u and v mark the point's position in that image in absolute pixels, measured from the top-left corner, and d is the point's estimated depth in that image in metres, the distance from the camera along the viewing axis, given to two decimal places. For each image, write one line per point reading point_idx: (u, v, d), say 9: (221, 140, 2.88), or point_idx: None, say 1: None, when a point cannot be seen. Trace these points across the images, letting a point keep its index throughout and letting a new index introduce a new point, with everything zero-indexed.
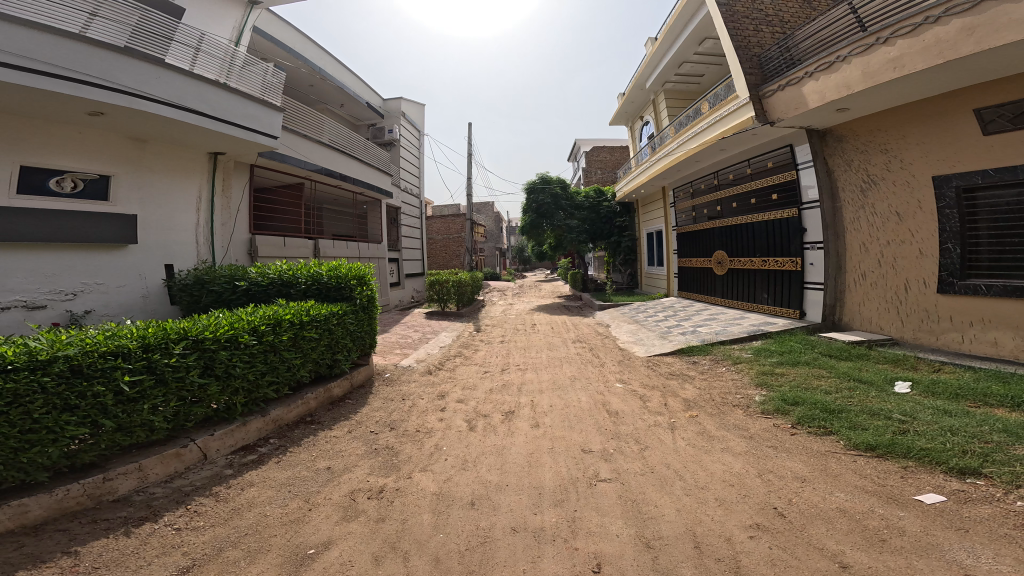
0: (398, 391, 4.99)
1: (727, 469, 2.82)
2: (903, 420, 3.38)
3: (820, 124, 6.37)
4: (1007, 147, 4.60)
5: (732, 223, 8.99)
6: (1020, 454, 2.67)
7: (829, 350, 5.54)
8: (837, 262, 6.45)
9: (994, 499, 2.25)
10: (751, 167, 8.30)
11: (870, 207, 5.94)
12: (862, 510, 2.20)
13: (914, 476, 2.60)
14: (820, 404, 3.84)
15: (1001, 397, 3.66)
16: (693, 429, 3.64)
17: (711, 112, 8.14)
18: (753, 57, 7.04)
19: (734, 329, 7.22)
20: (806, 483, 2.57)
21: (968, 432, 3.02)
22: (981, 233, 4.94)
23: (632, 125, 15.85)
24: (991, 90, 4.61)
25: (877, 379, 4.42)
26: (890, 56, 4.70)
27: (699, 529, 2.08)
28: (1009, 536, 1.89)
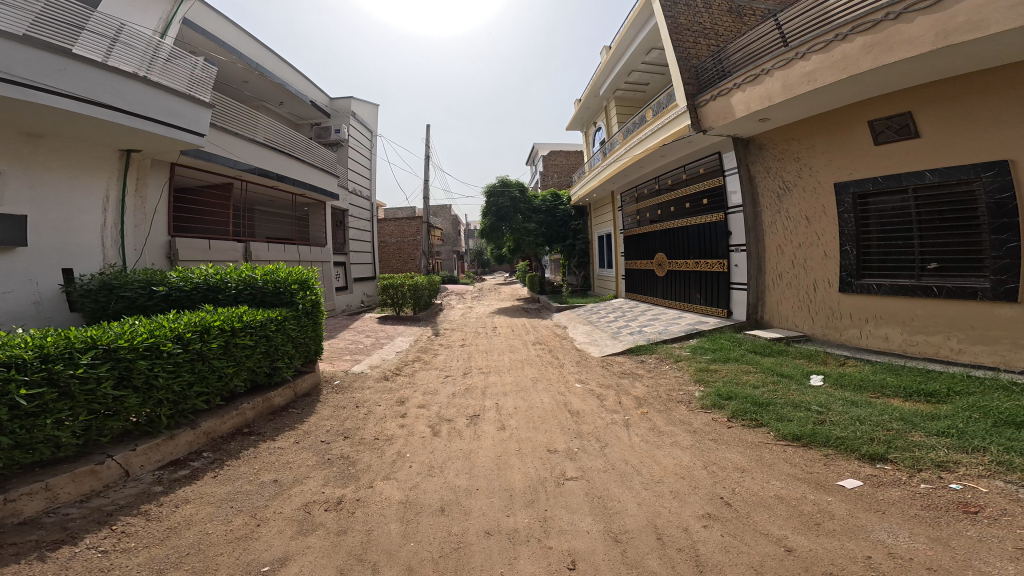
0: (351, 398, 4.81)
1: (678, 462, 3.03)
2: (820, 411, 3.79)
3: (744, 133, 6.92)
4: (892, 157, 5.18)
5: (671, 227, 9.55)
6: (915, 440, 3.08)
7: (755, 347, 6.06)
8: (759, 263, 7.07)
9: (901, 482, 2.59)
10: (686, 173, 8.88)
11: (784, 211, 6.58)
12: (797, 496, 2.46)
13: (834, 463, 2.93)
14: (750, 398, 4.20)
15: (896, 389, 4.18)
16: (645, 426, 3.85)
17: (654, 119, 8.61)
18: (691, 68, 7.46)
19: (674, 328, 7.68)
20: (745, 473, 2.81)
21: (873, 421, 3.45)
22: (871, 236, 5.55)
23: (587, 131, 16.33)
24: (881, 106, 5.20)
25: (796, 374, 4.91)
26: (806, 70, 5.19)
27: (660, 521, 2.22)
28: (918, 516, 2.19)
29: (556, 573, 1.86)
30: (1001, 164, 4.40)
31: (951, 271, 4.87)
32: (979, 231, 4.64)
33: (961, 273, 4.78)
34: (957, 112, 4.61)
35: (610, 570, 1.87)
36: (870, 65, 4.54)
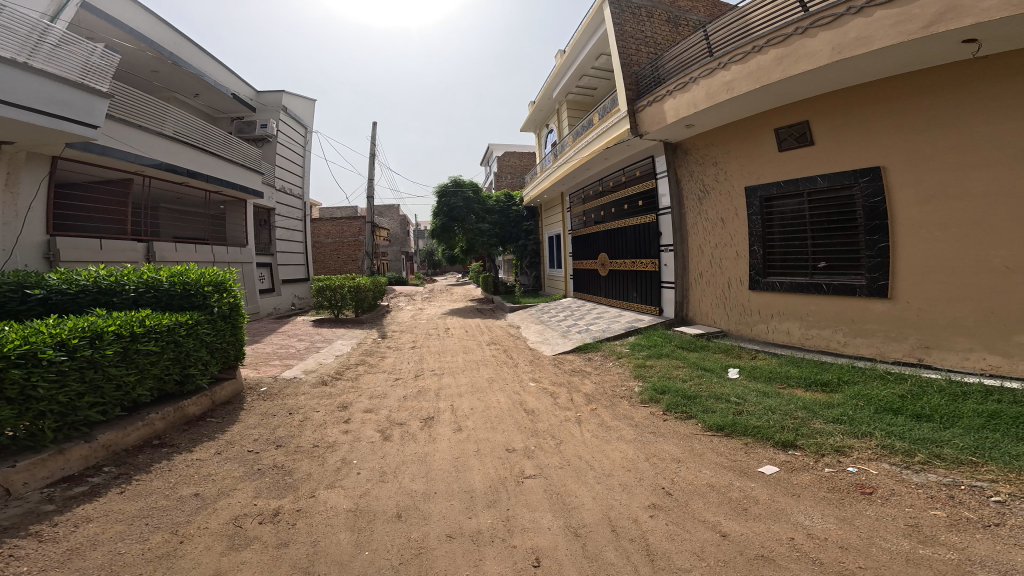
0: (283, 405, 4.57)
1: (623, 455, 3.23)
2: (738, 402, 4.21)
3: (673, 138, 7.44)
4: (791, 163, 5.81)
5: (613, 227, 10.01)
6: (816, 427, 3.53)
7: (682, 343, 6.55)
8: (684, 263, 7.63)
9: (810, 467, 2.97)
10: (625, 175, 9.35)
11: (705, 213, 7.14)
12: (725, 484, 2.74)
13: (753, 451, 3.29)
14: (681, 392, 4.55)
15: (798, 380, 4.74)
16: (594, 421, 4.05)
17: (599, 122, 9.00)
18: (632, 73, 7.87)
19: (615, 326, 8.10)
20: (680, 463, 3.07)
21: (782, 410, 3.90)
22: (774, 237, 6.16)
23: (540, 132, 16.57)
24: (782, 116, 5.83)
25: (716, 368, 5.39)
26: (726, 79, 5.67)
27: (612, 514, 2.38)
28: (826, 498, 2.54)
29: (522, 571, 1.93)
30: (873, 171, 4.99)
31: (836, 269, 5.48)
32: (857, 232, 5.24)
33: (844, 271, 5.39)
34: (841, 124, 5.23)
35: (572, 564, 1.97)
36: (781, 76, 5.02)
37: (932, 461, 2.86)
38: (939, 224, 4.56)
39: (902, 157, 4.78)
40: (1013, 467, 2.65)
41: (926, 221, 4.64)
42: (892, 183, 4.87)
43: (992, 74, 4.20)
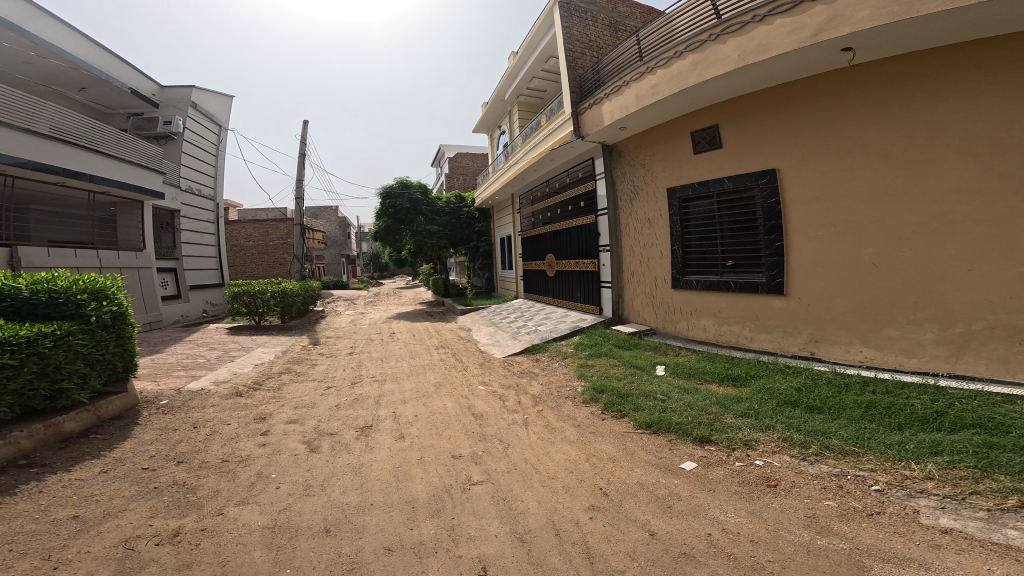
0: (187, 419, 4.11)
1: (566, 458, 3.34)
2: (664, 399, 4.50)
3: (610, 140, 7.82)
4: (704, 165, 6.29)
5: (557, 229, 10.28)
6: (728, 421, 3.87)
7: (619, 341, 6.88)
8: (620, 264, 8.03)
9: (724, 461, 3.24)
10: (569, 177, 9.64)
11: (637, 215, 7.54)
12: (653, 481, 2.93)
13: (676, 447, 3.53)
14: (616, 390, 4.76)
15: (713, 375, 5.16)
16: (541, 423, 4.12)
17: (546, 124, 9.22)
18: (576, 76, 8.16)
19: (561, 326, 8.32)
20: (616, 462, 3.25)
21: (699, 406, 4.22)
22: (691, 237, 6.63)
23: (492, 133, 16.61)
24: (696, 120, 6.33)
25: (646, 365, 5.72)
26: (652, 83, 6.02)
27: (556, 518, 2.45)
28: (738, 492, 2.80)
29: None
30: (771, 174, 5.52)
31: (743, 268, 5.99)
32: (759, 232, 5.75)
33: (750, 270, 5.91)
34: (746, 128, 5.72)
35: (518, 570, 1.99)
36: (696, 80, 5.41)
37: (825, 452, 3.24)
38: (824, 224, 5.11)
39: (792, 160, 5.34)
40: (888, 456, 3.07)
41: (814, 220, 5.18)
42: (784, 185, 5.43)
43: (866, 83, 4.71)
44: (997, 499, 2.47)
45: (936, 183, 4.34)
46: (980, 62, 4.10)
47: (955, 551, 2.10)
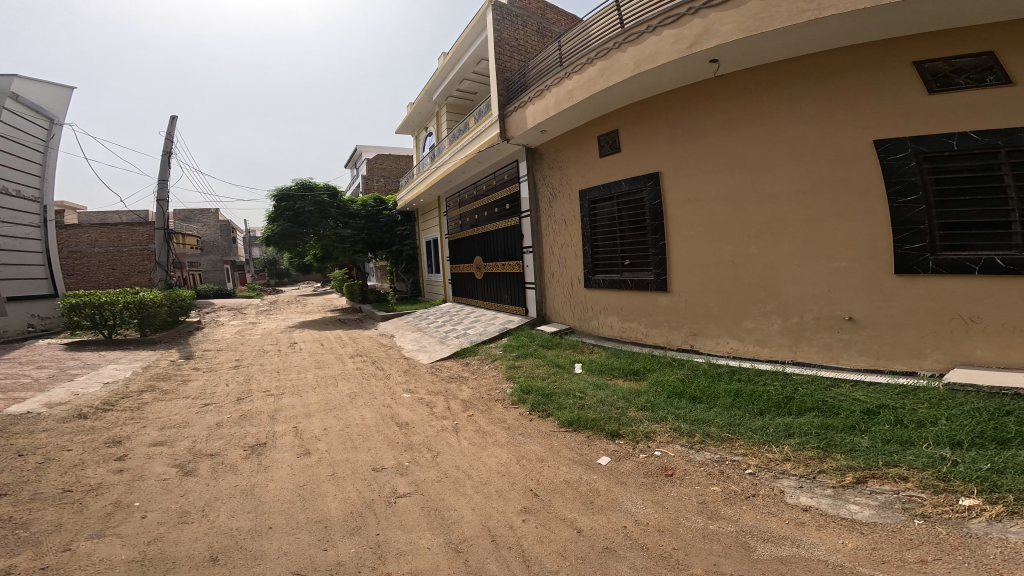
0: (15, 447, 3.50)
1: (498, 461, 3.43)
2: (582, 396, 4.77)
3: (533, 143, 8.13)
4: (606, 168, 6.80)
5: (484, 231, 10.39)
6: (632, 415, 4.22)
7: (543, 341, 7.14)
8: (542, 266, 8.36)
9: (632, 454, 3.54)
10: (496, 180, 9.81)
11: (556, 217, 7.89)
12: (576, 479, 3.14)
13: (594, 443, 3.78)
14: (541, 390, 4.95)
15: (619, 370, 5.54)
16: (472, 428, 4.16)
17: (474, 126, 9.30)
18: (503, 79, 8.33)
19: (490, 328, 8.42)
20: (544, 462, 3.42)
21: (610, 402, 4.54)
22: (600, 239, 7.08)
23: (417, 135, 16.36)
24: (600, 125, 6.81)
25: (565, 363, 6.01)
26: (569, 87, 6.33)
27: (491, 523, 2.52)
28: (643, 483, 3.11)
29: None
30: (656, 177, 6.08)
31: (639, 267, 6.52)
32: (648, 232, 6.30)
33: (642, 268, 6.46)
34: (638, 133, 6.25)
35: None
36: (603, 85, 5.76)
37: (707, 439, 3.67)
38: (695, 223, 5.72)
39: (672, 165, 5.91)
40: (754, 440, 3.56)
41: (688, 219, 5.79)
42: (666, 187, 6.00)
43: (724, 92, 5.32)
44: (837, 476, 2.99)
45: (777, 186, 5.02)
46: (805, 76, 4.75)
47: (815, 527, 2.52)
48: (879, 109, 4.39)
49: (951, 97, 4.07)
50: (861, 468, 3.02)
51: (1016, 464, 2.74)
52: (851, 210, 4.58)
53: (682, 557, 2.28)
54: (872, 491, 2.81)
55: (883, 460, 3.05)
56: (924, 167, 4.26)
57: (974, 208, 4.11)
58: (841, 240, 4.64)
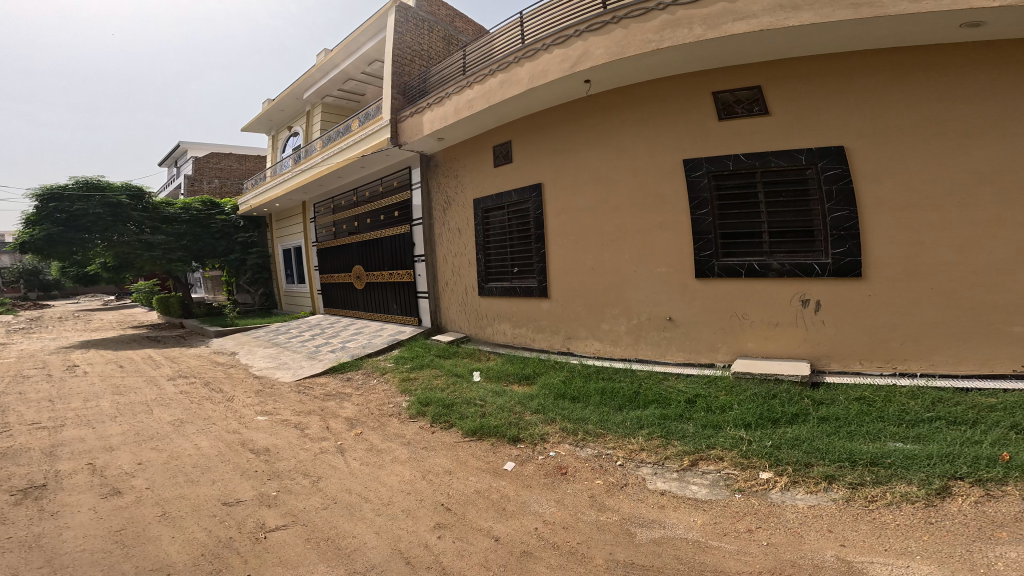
0: None
1: (400, 479, 3.31)
2: (484, 404, 4.80)
3: (429, 150, 8.10)
4: (497, 178, 7.08)
5: (367, 239, 10.07)
6: (530, 419, 4.35)
7: (440, 350, 7.08)
8: (435, 274, 8.43)
9: (535, 457, 3.69)
10: (383, 185, 9.55)
11: (450, 224, 7.99)
12: (487, 487, 3.19)
13: (500, 450, 3.84)
14: (441, 401, 4.88)
15: (514, 374, 5.66)
16: (362, 447, 3.93)
17: (360, 129, 8.90)
18: (401, 83, 8.16)
19: (378, 340, 8.07)
20: (452, 474, 3.39)
21: (508, 407, 4.64)
22: (491, 248, 7.34)
23: (275, 136, 15.04)
24: (493, 135, 7.07)
25: (465, 372, 6.01)
26: (470, 96, 6.40)
27: (402, 545, 2.45)
28: (546, 484, 3.26)
29: None
30: (539, 188, 6.48)
31: (526, 274, 6.87)
32: (532, 240, 6.66)
33: (528, 275, 6.84)
34: (524, 147, 6.61)
35: None
36: (502, 97, 5.92)
37: (589, 435, 3.96)
38: (567, 232, 6.22)
39: (551, 178, 6.35)
40: (620, 433, 3.95)
41: (563, 229, 6.25)
42: (547, 199, 6.43)
43: (589, 111, 5.85)
44: (679, 461, 3.50)
45: (622, 199, 5.68)
46: (638, 102, 5.46)
47: (672, 508, 2.96)
48: (685, 135, 5.21)
49: (730, 126, 4.99)
50: (693, 451, 3.58)
51: (787, 439, 3.53)
52: (667, 221, 5.37)
53: (587, 551, 2.50)
54: (704, 471, 3.36)
55: (706, 443, 3.65)
56: (711, 183, 5.12)
57: (742, 220, 5.04)
58: (663, 248, 5.42)
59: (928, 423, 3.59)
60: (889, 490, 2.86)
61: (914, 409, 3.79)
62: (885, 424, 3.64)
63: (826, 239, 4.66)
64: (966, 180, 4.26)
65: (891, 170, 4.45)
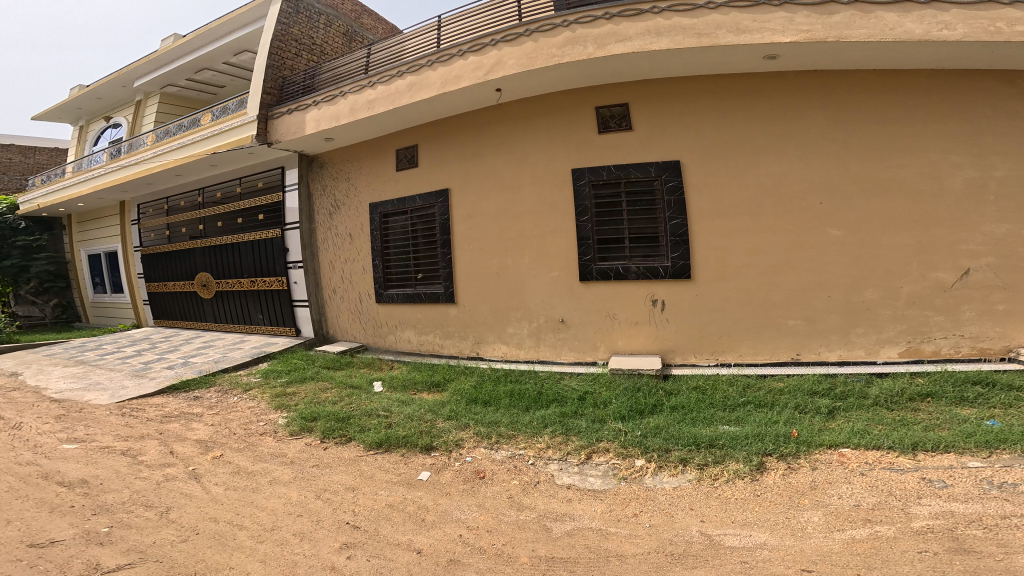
0: None
1: (286, 500, 2.96)
2: (387, 415, 4.47)
3: (312, 149, 7.57)
4: (401, 182, 6.83)
5: (216, 244, 9.16)
6: (442, 426, 4.18)
7: (327, 362, 6.51)
8: (315, 278, 7.94)
9: (449, 464, 3.56)
10: (241, 186, 8.79)
11: (335, 227, 7.61)
12: (400, 500, 3.00)
13: (411, 460, 3.63)
14: (333, 414, 4.40)
15: (425, 382, 5.42)
16: (227, 471, 3.40)
17: (210, 125, 8.07)
18: (280, 78, 7.51)
19: (236, 355, 7.12)
20: (355, 491, 3.11)
21: (416, 416, 4.40)
22: (389, 253, 7.06)
23: (89, 126, 12.48)
24: (398, 139, 6.82)
25: (363, 383, 5.57)
26: (370, 97, 6.13)
27: (301, 570, 2.24)
28: (465, 490, 3.17)
29: None
30: (445, 194, 6.41)
31: (430, 281, 6.70)
32: (438, 245, 6.56)
33: (434, 282, 6.66)
34: (430, 152, 6.52)
35: None
36: (409, 100, 5.78)
37: (502, 437, 3.95)
38: (472, 238, 6.24)
39: (458, 183, 6.33)
40: (529, 433, 4.01)
41: (469, 234, 6.27)
42: (454, 204, 6.38)
43: (500, 119, 5.95)
44: (579, 454, 3.69)
45: (523, 207, 5.88)
46: (533, 114, 5.76)
47: (577, 500, 3.11)
48: (576, 147, 5.58)
49: (608, 138, 5.46)
50: (587, 445, 3.78)
51: (652, 428, 3.93)
52: (561, 227, 5.69)
53: (512, 551, 2.52)
54: (598, 464, 3.58)
55: (596, 436, 3.89)
56: (593, 192, 5.56)
57: (611, 226, 5.52)
58: (557, 253, 5.72)
59: (743, 407, 4.31)
60: (725, 468, 3.37)
61: (732, 395, 4.52)
62: (716, 409, 4.29)
63: (667, 244, 5.32)
64: (758, 191, 5.10)
65: (711, 182, 5.19)
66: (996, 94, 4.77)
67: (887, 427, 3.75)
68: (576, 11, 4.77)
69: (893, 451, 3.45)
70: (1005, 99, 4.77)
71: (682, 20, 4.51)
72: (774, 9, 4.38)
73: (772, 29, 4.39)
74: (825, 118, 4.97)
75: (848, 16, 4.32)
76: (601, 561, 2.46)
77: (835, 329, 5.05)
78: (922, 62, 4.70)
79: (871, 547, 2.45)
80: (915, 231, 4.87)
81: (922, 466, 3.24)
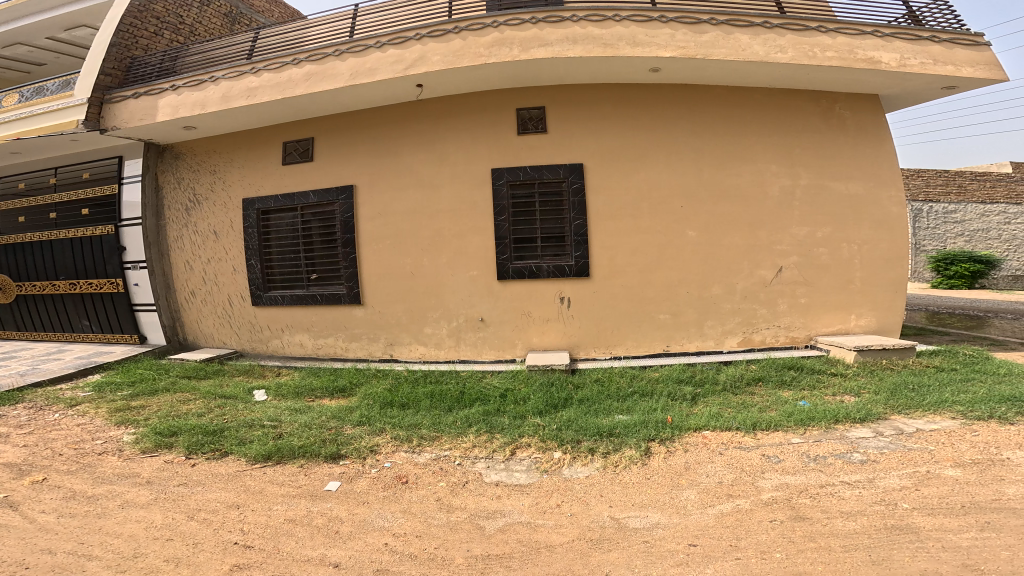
0: None
1: (145, 526, 2.35)
2: (274, 425, 3.84)
3: (163, 138, 6.42)
4: (294, 174, 6.15)
5: (13, 241, 7.13)
6: (349, 433, 3.75)
7: (185, 371, 5.42)
8: (165, 280, 6.67)
9: (362, 472, 3.18)
10: (56, 176, 7.01)
11: (194, 224, 6.52)
12: (305, 513, 2.58)
13: (313, 471, 3.16)
14: (200, 427, 3.61)
15: (323, 388, 4.83)
16: (52, 499, 2.61)
17: (17, 105, 6.40)
18: (126, 58, 6.32)
19: (52, 366, 5.55)
20: (242, 508, 2.59)
21: (319, 424, 3.87)
22: (269, 252, 6.27)
23: None
24: (290, 130, 6.17)
25: (239, 393, 4.73)
26: (252, 85, 5.48)
27: None
28: (384, 497, 2.86)
29: None
30: (350, 190, 5.95)
31: (328, 282, 6.11)
32: (338, 245, 6.03)
33: (333, 283, 6.09)
34: (331, 145, 6.03)
35: None
36: (307, 90, 5.30)
37: (425, 439, 3.70)
38: (379, 237, 5.89)
39: (366, 177, 5.94)
40: (453, 433, 3.81)
41: (378, 233, 5.90)
42: (359, 200, 5.96)
43: (417, 115, 5.81)
44: (504, 450, 3.62)
45: (440, 202, 5.76)
46: (444, 114, 5.76)
47: (505, 496, 3.02)
48: (496, 147, 5.69)
49: (525, 138, 5.68)
50: (511, 441, 3.73)
51: (564, 421, 4.04)
52: (475, 227, 5.70)
53: (446, 553, 2.33)
54: (521, 458, 3.55)
55: (516, 433, 3.84)
56: (512, 192, 5.71)
57: (526, 226, 5.69)
58: (476, 252, 5.69)
59: (632, 396, 4.69)
60: (622, 455, 3.57)
61: (623, 386, 4.88)
62: (611, 399, 4.60)
63: (570, 244, 5.67)
64: (640, 194, 5.72)
65: (608, 185, 5.69)
66: (808, 111, 5.95)
67: (733, 410, 4.36)
68: (504, 13, 4.94)
69: (740, 432, 3.98)
70: (814, 116, 5.97)
71: (594, 29, 4.94)
72: (662, 26, 5.01)
73: (658, 43, 5.00)
74: (690, 131, 5.79)
75: (715, 34, 5.07)
76: (533, 553, 2.40)
77: (692, 322, 5.86)
78: (759, 81, 5.69)
79: (736, 518, 2.79)
80: (757, 233, 5.89)
81: (761, 443, 3.80)
